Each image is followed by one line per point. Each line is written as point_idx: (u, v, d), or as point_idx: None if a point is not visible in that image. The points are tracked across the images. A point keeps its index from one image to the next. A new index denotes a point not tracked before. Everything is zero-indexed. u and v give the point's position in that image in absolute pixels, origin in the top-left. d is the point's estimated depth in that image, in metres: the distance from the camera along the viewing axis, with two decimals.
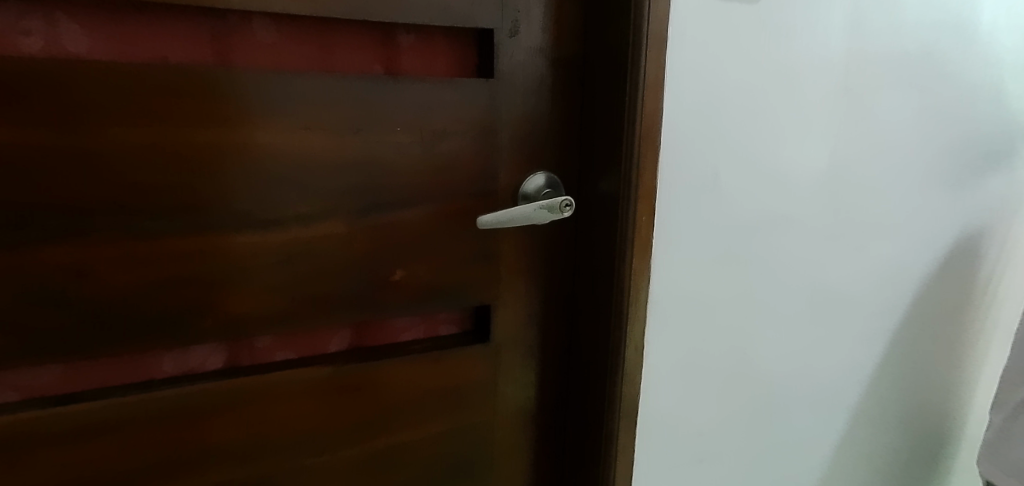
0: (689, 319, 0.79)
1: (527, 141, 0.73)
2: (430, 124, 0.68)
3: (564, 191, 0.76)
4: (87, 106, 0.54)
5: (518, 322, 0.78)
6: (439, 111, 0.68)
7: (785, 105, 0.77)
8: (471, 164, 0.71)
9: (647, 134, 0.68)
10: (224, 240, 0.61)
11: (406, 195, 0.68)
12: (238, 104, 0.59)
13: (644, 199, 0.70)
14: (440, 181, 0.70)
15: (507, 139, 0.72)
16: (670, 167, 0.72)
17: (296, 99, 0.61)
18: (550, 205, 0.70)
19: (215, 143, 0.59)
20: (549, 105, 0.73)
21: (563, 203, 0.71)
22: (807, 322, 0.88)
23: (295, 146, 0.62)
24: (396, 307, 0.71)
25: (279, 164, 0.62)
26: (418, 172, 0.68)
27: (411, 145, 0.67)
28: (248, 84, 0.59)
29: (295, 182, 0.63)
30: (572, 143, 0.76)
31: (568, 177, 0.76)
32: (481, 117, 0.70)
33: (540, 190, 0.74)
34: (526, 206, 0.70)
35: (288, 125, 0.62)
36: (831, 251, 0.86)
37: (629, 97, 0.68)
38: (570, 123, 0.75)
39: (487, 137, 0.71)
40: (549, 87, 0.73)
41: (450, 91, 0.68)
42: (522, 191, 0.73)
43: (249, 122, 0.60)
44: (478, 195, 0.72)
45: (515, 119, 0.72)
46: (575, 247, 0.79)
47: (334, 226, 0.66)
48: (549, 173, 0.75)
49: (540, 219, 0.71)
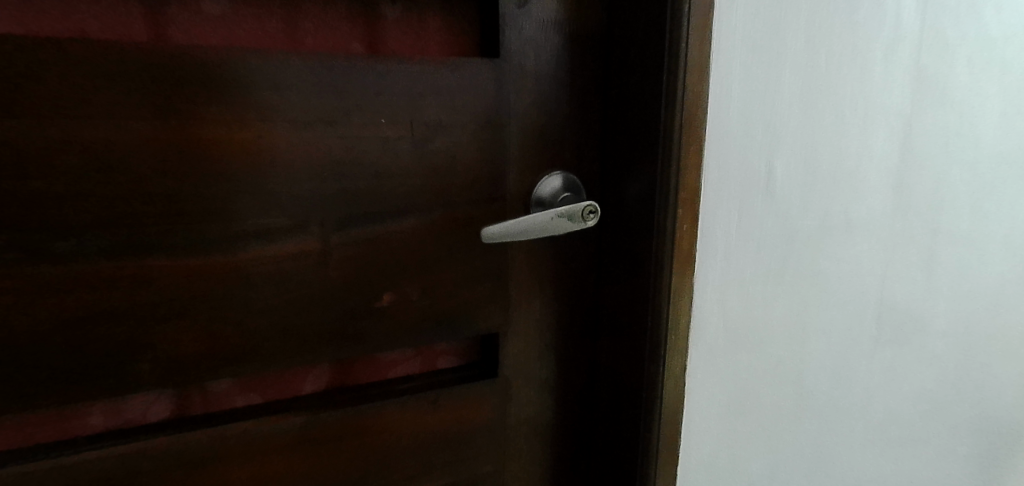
0: (738, 346, 0.66)
1: (539, 134, 0.61)
2: (423, 115, 0.55)
3: (583, 195, 0.63)
4: (61, 91, 0.44)
5: (531, 351, 0.66)
6: (434, 98, 0.55)
7: (852, 87, 0.64)
8: (473, 164, 0.58)
9: (689, 123, 0.56)
10: (221, 260, 0.51)
11: (394, 204, 0.55)
12: (248, 95, 0.49)
13: (686, 203, 0.57)
14: (436, 184, 0.57)
15: (515, 132, 0.59)
16: (718, 163, 0.59)
17: (254, 85, 0.49)
18: (572, 210, 0.57)
19: (215, 141, 0.49)
20: (566, 91, 0.61)
21: (588, 207, 0.58)
22: (873, 346, 0.74)
23: (310, 146, 0.52)
24: (383, 339, 0.58)
25: (289, 169, 0.51)
26: (408, 173, 0.55)
27: (400, 140, 0.55)
28: (258, 70, 0.49)
29: (304, 190, 0.52)
30: (594, 137, 0.63)
31: (590, 178, 0.64)
32: (484, 106, 0.57)
33: (557, 194, 0.62)
34: (540, 215, 0.57)
35: (303, 120, 0.51)
36: (899, 262, 0.73)
37: (667, 78, 0.55)
38: (591, 112, 0.62)
39: (491, 130, 0.58)
40: (565, 68, 0.60)
41: (447, 73, 0.55)
42: (535, 195, 0.61)
43: (258, 116, 0.50)
44: (481, 200, 0.59)
45: (525, 109, 0.59)
46: (598, 261, 0.66)
47: (306, 242, 0.53)
48: (567, 174, 0.62)
49: (559, 228, 0.58)
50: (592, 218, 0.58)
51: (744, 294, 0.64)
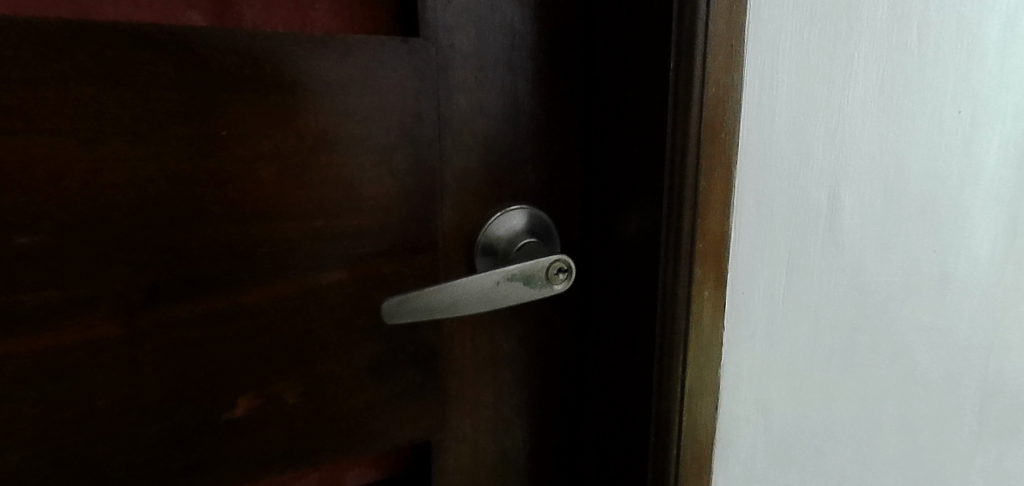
0: (784, 460, 0.45)
1: (487, 153, 0.41)
2: (295, 125, 0.35)
3: (558, 241, 0.43)
4: (76, 102, 0.30)
5: (482, 464, 0.45)
6: (311, 98, 0.35)
7: (958, 83, 0.43)
8: (383, 199, 0.38)
9: (710, 137, 0.35)
10: (249, 342, 0.37)
11: (252, 264, 0.36)
12: (322, 120, 0.36)
13: (707, 261, 0.37)
14: (321, 231, 0.37)
15: (449, 150, 0.39)
16: (760, 196, 0.38)
17: (280, 103, 0.35)
18: (530, 266, 0.37)
19: (266, 181, 0.35)
20: (527, 87, 0.41)
21: (555, 263, 0.37)
22: (971, 447, 0.53)
23: (374, 187, 0.38)
24: (246, 462, 0.39)
25: (342, 219, 0.37)
26: (273, 215, 0.36)
27: (256, 165, 0.35)
28: (341, 85, 0.36)
29: (347, 247, 0.38)
30: (574, 154, 0.43)
31: (568, 215, 0.43)
32: (398, 110, 0.37)
33: (519, 240, 0.41)
34: (482, 276, 0.36)
35: (374, 153, 0.37)
36: (1011, 329, 0.52)
37: (675, 64, 0.34)
38: (567, 117, 0.42)
39: (411, 146, 0.38)
40: (527, 53, 0.40)
41: (333, 57, 0.35)
42: (482, 241, 0.41)
43: (330, 148, 0.36)
44: (397, 252, 0.39)
45: (466, 115, 0.39)
46: (583, 333, 0.46)
47: (99, 328, 0.33)
48: (534, 211, 0.42)
49: (513, 297, 0.37)
50: (562, 280, 0.38)
51: (794, 387, 0.43)
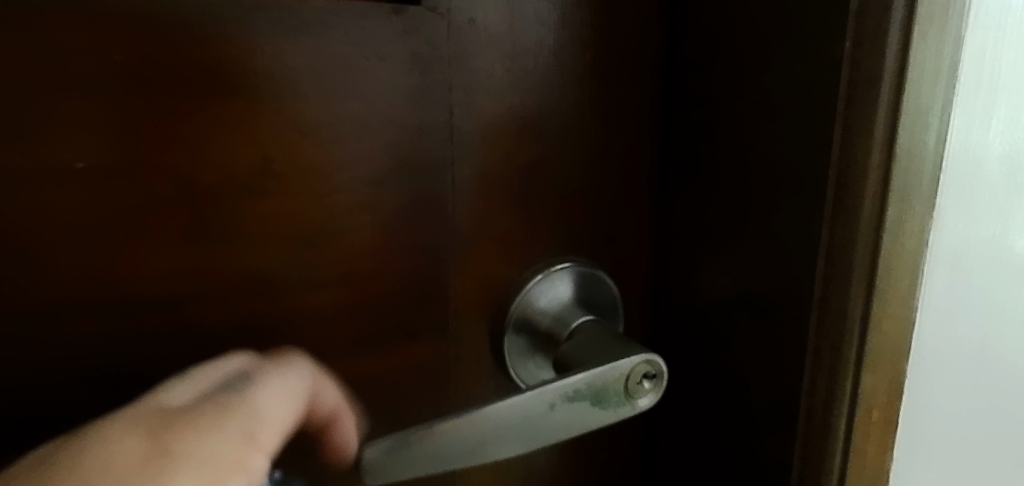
0: None
1: (521, 187, 0.27)
2: (213, 149, 0.20)
3: (621, 311, 0.29)
4: None
5: None
6: (242, 104, 0.20)
7: None
8: (361, 263, 0.24)
9: (905, 172, 0.21)
10: None
11: (144, 382, 0.21)
12: (260, 142, 0.21)
13: (880, 364, 0.24)
14: (258, 320, 0.23)
15: (465, 184, 0.25)
16: (958, 258, 0.24)
17: (185, 113, 0.20)
18: (602, 373, 0.23)
19: (168, 245, 0.21)
20: (580, 84, 0.27)
21: (638, 366, 0.23)
22: None
23: (348, 246, 0.24)
24: None
25: (295, 298, 0.23)
26: (179, 302, 0.21)
27: (143, 220, 0.20)
28: (293, 84, 0.21)
29: (305, 339, 0.24)
30: (641, 181, 0.29)
31: (630, 268, 0.30)
32: (386, 124, 0.23)
33: (574, 318, 0.27)
34: (530, 395, 0.22)
35: (347, 193, 0.23)
36: None
37: (851, 55, 0.20)
38: (635, 130, 0.28)
39: (406, 179, 0.24)
40: (579, 34, 0.26)
41: (278, 34, 0.20)
42: (512, 317, 0.27)
43: (276, 188, 0.22)
44: (382, 341, 0.25)
45: (490, 130, 0.25)
46: (645, 431, 0.32)
47: None
48: (584, 268, 0.28)
49: (576, 422, 0.23)
50: (648, 390, 0.24)
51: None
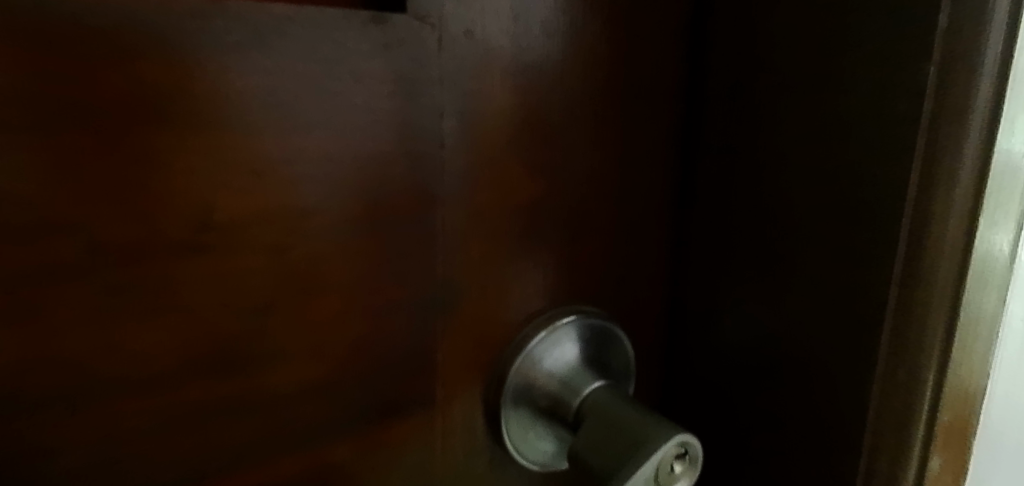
0: None
1: (522, 232, 0.22)
2: (157, 199, 0.16)
3: (633, 366, 0.26)
4: None
5: None
6: (185, 139, 0.16)
7: None
8: (329, 330, 0.20)
9: (987, 225, 0.18)
10: None
11: None
12: (197, 190, 0.16)
13: (948, 445, 0.21)
14: (214, 408, 0.18)
15: (457, 230, 0.21)
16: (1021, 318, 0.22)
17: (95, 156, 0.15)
18: (650, 476, 0.19)
19: (75, 326, 0.16)
20: (591, 108, 0.23)
21: (674, 449, 0.20)
22: None
23: (313, 311, 0.19)
24: None
25: (246, 378, 0.19)
26: (107, 391, 0.16)
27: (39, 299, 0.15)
28: (241, 115, 0.16)
29: (258, 428, 0.19)
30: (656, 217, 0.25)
31: (640, 319, 0.26)
32: (365, 161, 0.19)
33: (586, 382, 0.23)
34: None
35: (312, 248, 0.19)
36: None
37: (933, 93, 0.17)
38: (649, 163, 0.25)
39: (387, 226, 0.20)
40: (592, 54, 0.22)
41: (228, 52, 0.16)
42: (512, 384, 0.23)
43: (220, 245, 0.17)
44: (361, 422, 0.21)
45: (488, 166, 0.21)
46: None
47: None
48: (592, 322, 0.24)
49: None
50: (682, 474, 0.20)
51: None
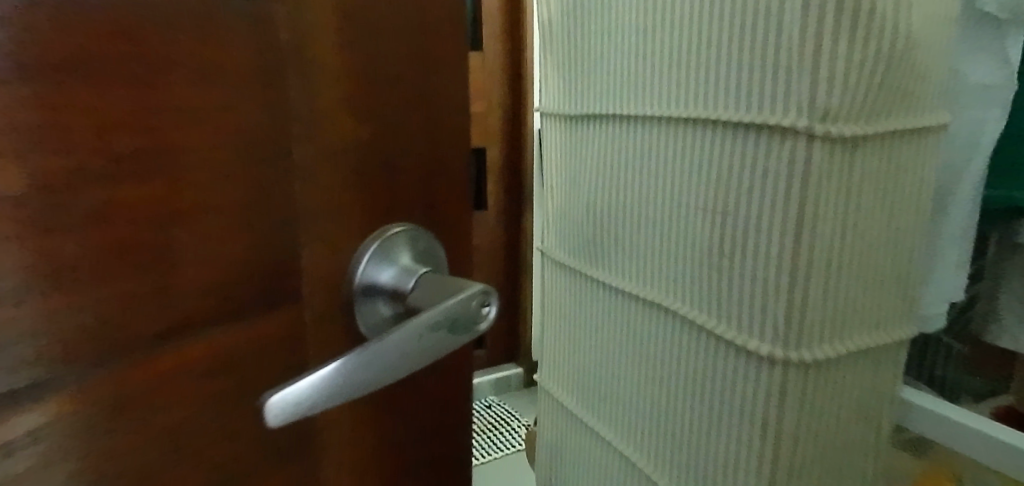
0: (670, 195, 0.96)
1: (363, 171, 0.29)
2: (76, 143, 0.21)
3: (447, 265, 0.34)
4: None
5: None
6: None
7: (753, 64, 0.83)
8: (214, 244, 0.25)
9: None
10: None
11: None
12: (109, 124, 0.22)
13: None
14: (113, 301, 0.23)
15: (309, 169, 0.28)
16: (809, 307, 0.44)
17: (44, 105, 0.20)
18: (461, 309, 0.30)
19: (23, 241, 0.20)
20: (407, 79, 0.30)
21: (477, 295, 0.31)
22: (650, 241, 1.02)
23: (204, 230, 0.25)
24: None
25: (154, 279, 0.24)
26: (36, 289, 0.21)
27: None
28: (141, 80, 0.23)
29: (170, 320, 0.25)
30: (462, 163, 0.33)
31: (456, 235, 0.34)
32: (234, 113, 0.25)
33: (417, 268, 0.31)
34: (398, 346, 0.29)
35: (203, 177, 0.25)
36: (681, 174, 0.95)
37: None
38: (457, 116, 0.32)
39: (250, 163, 0.26)
40: (401, 35, 0.29)
41: None
42: (362, 279, 0.30)
43: (131, 173, 0.23)
44: (228, 316, 0.26)
45: (329, 123, 0.28)
46: (467, 385, 0.38)
47: None
48: (420, 233, 0.32)
49: (435, 345, 0.30)
50: (479, 312, 0.31)
51: (713, 308, 0.93)
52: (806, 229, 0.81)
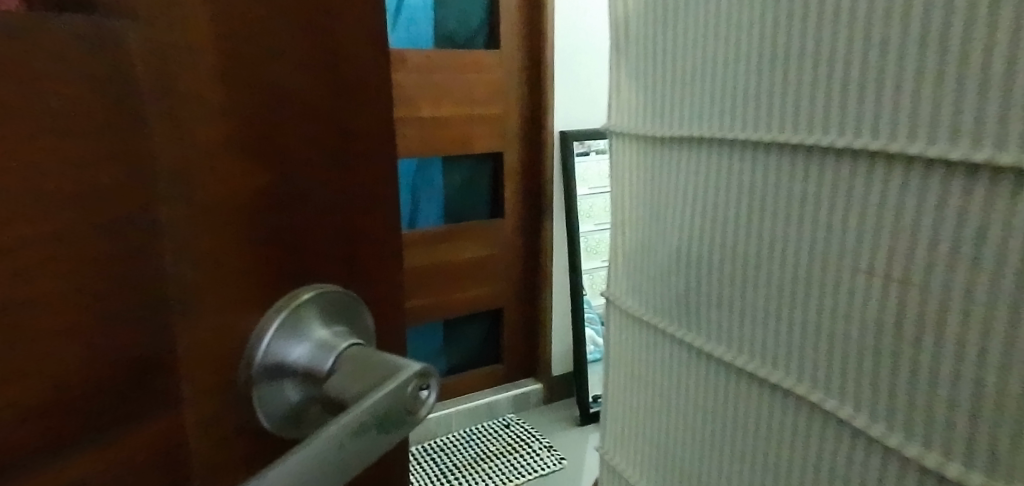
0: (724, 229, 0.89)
1: (247, 231, 0.23)
2: None
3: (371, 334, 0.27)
4: None
5: None
6: None
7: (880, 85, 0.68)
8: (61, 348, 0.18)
9: None
10: None
11: None
12: None
13: None
14: None
15: (184, 236, 0.21)
16: None
17: None
18: (395, 398, 0.24)
19: None
20: (303, 112, 0.24)
21: (411, 379, 0.25)
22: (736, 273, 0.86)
23: (43, 333, 0.18)
24: None
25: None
26: None
27: None
28: None
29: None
30: (383, 202, 0.28)
31: (375, 297, 0.28)
32: (86, 167, 0.18)
33: (338, 342, 0.25)
34: (315, 452, 0.22)
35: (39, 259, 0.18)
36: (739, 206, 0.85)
37: None
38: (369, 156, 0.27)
39: (108, 234, 0.19)
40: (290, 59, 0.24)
41: None
42: (265, 359, 0.24)
43: None
44: (86, 437, 0.19)
45: (203, 174, 0.22)
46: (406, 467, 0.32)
47: None
48: (337, 294, 0.26)
49: (362, 447, 0.24)
50: (417, 398, 0.25)
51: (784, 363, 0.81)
52: (964, 311, 0.62)
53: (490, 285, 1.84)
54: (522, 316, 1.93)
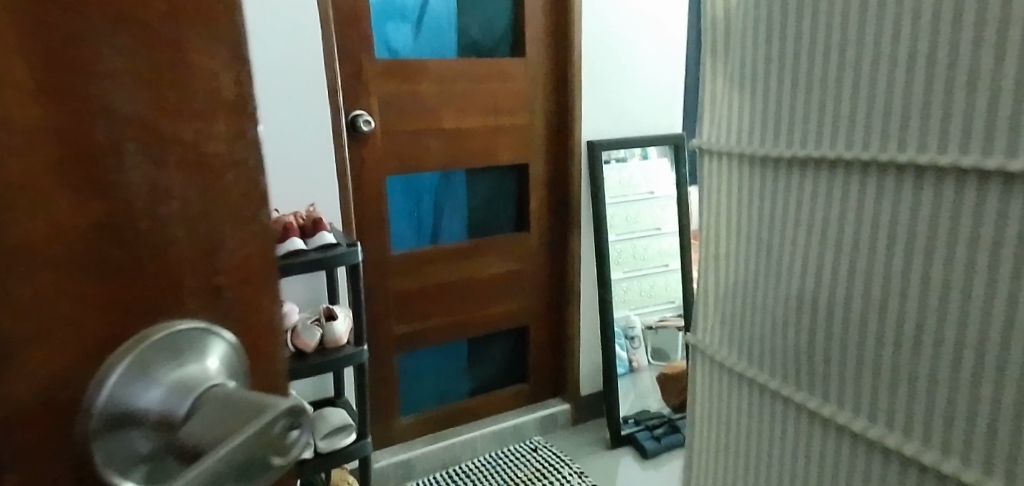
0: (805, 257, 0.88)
1: (69, 274, 0.20)
2: None
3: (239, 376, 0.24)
4: None
5: None
6: None
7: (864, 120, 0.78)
8: None
9: None
10: None
11: None
12: None
13: None
14: None
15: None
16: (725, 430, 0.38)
17: None
18: (259, 441, 0.21)
19: None
20: (139, 135, 0.21)
21: (282, 416, 0.22)
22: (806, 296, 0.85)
23: None
24: None
25: None
26: None
27: None
28: None
29: None
30: (256, 227, 0.25)
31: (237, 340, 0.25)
32: None
33: (195, 385, 0.22)
34: None
35: None
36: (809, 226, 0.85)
37: None
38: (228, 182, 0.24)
39: None
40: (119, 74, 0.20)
41: None
42: (107, 409, 0.21)
43: None
44: None
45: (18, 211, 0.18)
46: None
47: None
48: (196, 331, 0.23)
49: None
50: (289, 438, 0.22)
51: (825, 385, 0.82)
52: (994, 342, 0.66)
53: (514, 300, 1.81)
54: (548, 330, 1.89)
